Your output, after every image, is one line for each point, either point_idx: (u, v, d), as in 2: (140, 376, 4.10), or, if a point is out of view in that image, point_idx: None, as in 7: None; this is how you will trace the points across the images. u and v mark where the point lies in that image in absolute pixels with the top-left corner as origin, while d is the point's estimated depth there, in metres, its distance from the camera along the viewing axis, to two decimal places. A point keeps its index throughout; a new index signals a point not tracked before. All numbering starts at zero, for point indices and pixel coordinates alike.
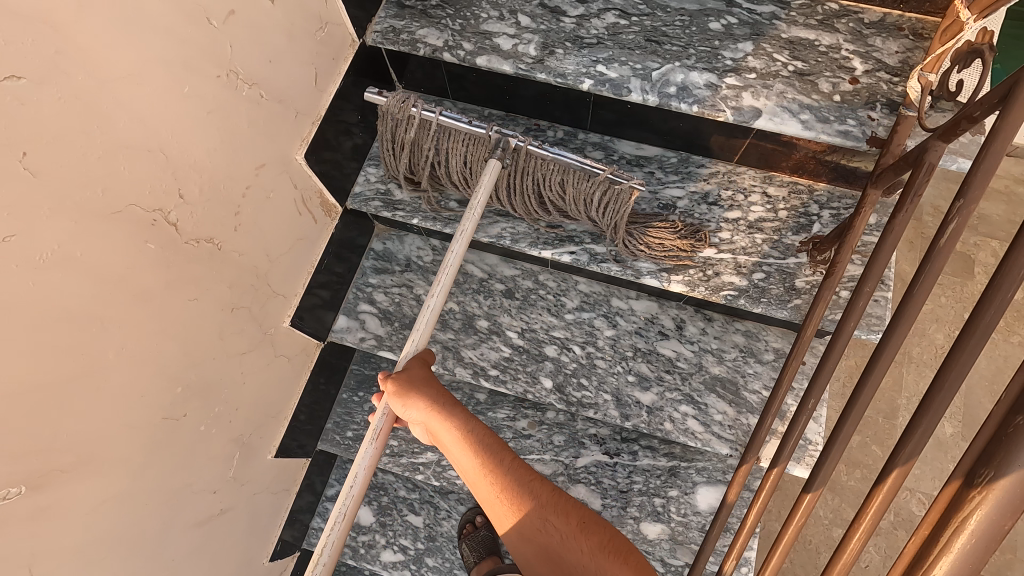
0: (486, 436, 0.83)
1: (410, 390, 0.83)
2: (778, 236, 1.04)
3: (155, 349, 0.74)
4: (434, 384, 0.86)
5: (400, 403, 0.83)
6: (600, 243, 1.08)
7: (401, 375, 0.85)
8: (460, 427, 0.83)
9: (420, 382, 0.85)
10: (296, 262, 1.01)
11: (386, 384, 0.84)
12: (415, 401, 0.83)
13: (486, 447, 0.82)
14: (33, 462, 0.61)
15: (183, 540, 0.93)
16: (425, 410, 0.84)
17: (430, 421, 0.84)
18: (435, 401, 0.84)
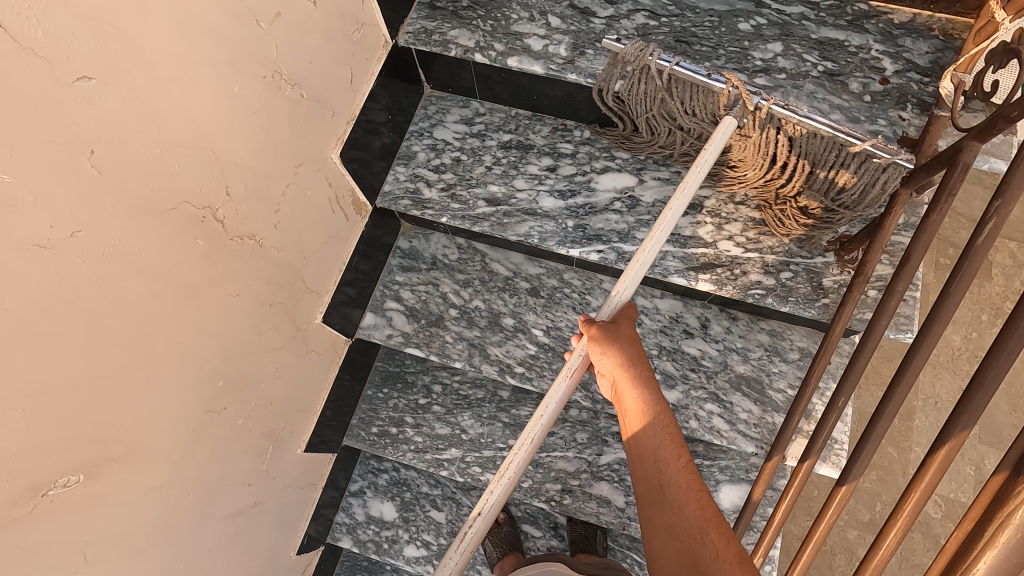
0: (661, 406, 0.79)
1: (613, 341, 0.80)
2: (805, 235, 1.05)
3: (200, 344, 0.76)
4: (637, 347, 0.81)
5: (597, 350, 0.80)
6: (628, 242, 1.07)
7: (607, 326, 0.82)
8: (644, 397, 0.79)
9: (625, 339, 0.81)
10: (327, 259, 1.03)
11: (589, 325, 0.83)
12: (612, 353, 0.79)
13: (665, 428, 0.77)
14: (89, 451, 0.63)
15: (219, 531, 0.95)
16: (615, 366, 0.80)
17: (616, 376, 0.80)
18: (636, 361, 0.80)
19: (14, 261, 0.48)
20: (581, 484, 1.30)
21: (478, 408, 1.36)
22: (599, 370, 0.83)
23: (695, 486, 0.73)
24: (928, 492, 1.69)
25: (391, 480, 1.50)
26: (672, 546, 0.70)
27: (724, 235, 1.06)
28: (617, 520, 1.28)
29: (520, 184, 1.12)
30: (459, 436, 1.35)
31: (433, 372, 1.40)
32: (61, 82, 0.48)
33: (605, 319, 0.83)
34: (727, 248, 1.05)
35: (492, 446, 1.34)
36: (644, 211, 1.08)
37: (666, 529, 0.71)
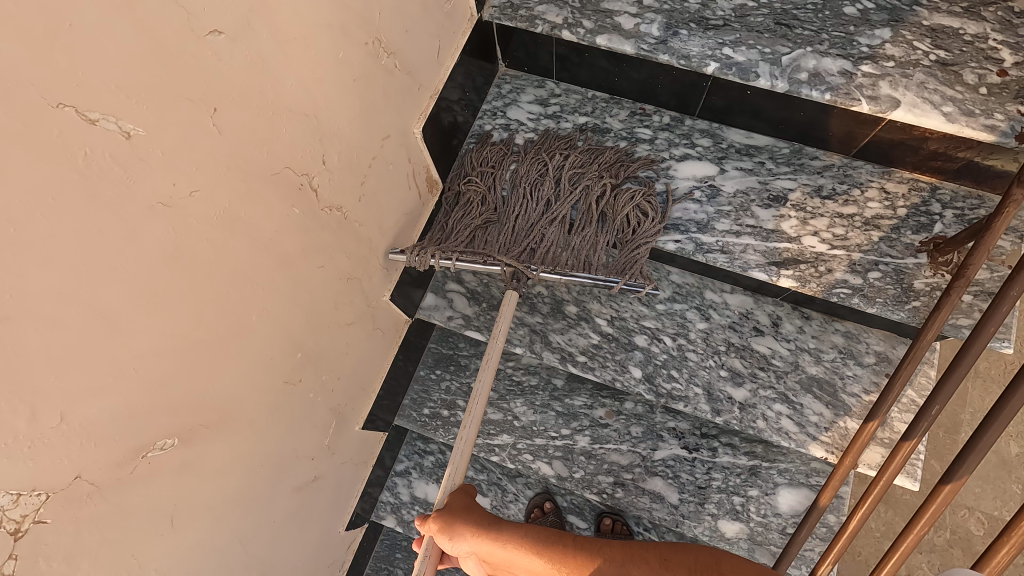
0: (530, 534, 0.79)
1: (450, 525, 0.80)
2: (895, 234, 1.00)
3: (286, 314, 0.75)
4: (469, 512, 0.82)
5: (447, 540, 0.80)
6: (707, 232, 1.03)
7: (442, 514, 0.83)
8: (505, 537, 0.79)
9: (461, 511, 0.83)
10: (400, 236, 1.01)
11: (428, 525, 0.82)
12: (460, 533, 0.80)
13: (536, 548, 0.77)
14: (186, 417, 0.62)
15: (284, 503, 0.95)
16: (469, 539, 0.80)
17: (476, 549, 0.80)
18: (476, 519, 0.82)
19: (142, 218, 0.47)
20: (634, 478, 1.27)
21: (531, 395, 1.35)
22: (459, 553, 0.83)
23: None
24: (971, 508, 1.61)
25: (436, 462, 1.50)
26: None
27: (808, 230, 1.02)
28: (670, 518, 1.25)
29: None
30: (511, 422, 1.33)
31: (487, 356, 1.38)
32: (196, 35, 0.47)
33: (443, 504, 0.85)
34: (811, 244, 1.01)
35: (544, 434, 1.32)
36: (724, 201, 1.05)
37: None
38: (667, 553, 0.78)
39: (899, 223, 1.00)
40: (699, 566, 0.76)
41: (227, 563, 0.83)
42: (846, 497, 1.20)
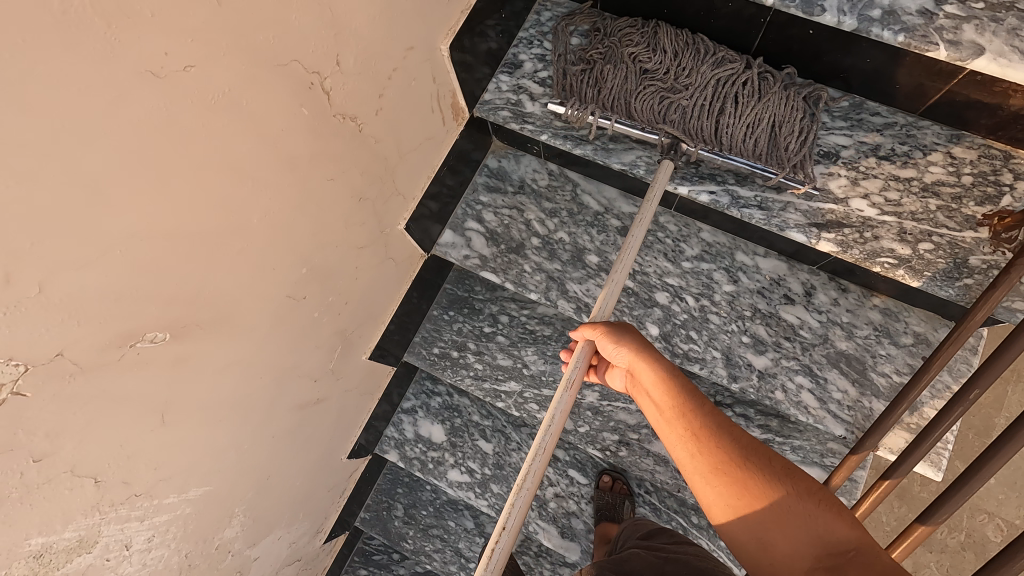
0: (683, 379, 0.74)
1: (617, 330, 0.79)
2: (955, 203, 0.91)
3: (291, 224, 0.72)
4: (640, 331, 0.79)
5: (610, 341, 0.79)
6: (745, 186, 0.96)
7: (615, 320, 0.81)
8: (660, 366, 0.75)
9: (632, 327, 0.80)
10: (419, 163, 0.97)
11: (591, 327, 0.81)
12: (625, 340, 0.78)
13: (691, 392, 0.72)
14: (178, 312, 0.60)
15: (283, 420, 0.95)
16: (630, 351, 0.77)
17: (633, 362, 0.77)
18: (643, 339, 0.78)
19: (127, 84, 0.44)
20: (640, 439, 1.24)
21: (543, 345, 1.31)
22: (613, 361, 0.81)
23: (733, 431, 0.69)
24: (991, 513, 1.54)
25: (443, 404, 1.49)
26: (755, 531, 0.64)
27: (858, 192, 0.93)
28: (673, 481, 1.23)
29: None
30: (520, 369, 1.30)
31: (502, 302, 1.36)
32: None
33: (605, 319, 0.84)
34: (859, 207, 0.93)
35: (552, 385, 1.28)
36: None
37: (736, 503, 0.65)
38: (806, 478, 0.66)
39: (961, 192, 0.91)
40: (836, 508, 0.63)
41: (221, 469, 0.84)
42: (859, 481, 1.15)
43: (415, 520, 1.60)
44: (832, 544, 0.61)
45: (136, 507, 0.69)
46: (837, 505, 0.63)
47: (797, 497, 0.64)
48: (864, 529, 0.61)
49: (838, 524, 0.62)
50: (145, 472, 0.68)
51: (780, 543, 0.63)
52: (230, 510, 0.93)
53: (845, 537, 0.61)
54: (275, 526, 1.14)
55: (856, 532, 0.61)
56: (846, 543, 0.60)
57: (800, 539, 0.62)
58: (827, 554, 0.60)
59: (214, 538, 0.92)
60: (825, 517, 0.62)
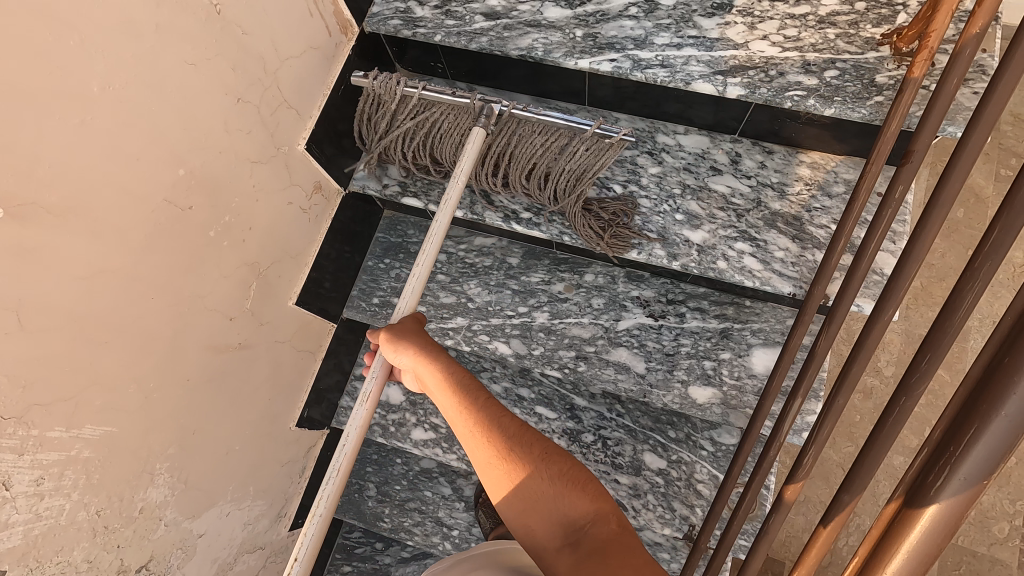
0: (462, 376, 0.82)
1: (400, 338, 0.84)
2: (854, 29, 0.90)
3: (150, 108, 0.68)
4: (422, 336, 0.86)
5: (391, 349, 0.85)
6: (645, 48, 0.94)
7: (396, 327, 0.87)
8: (442, 367, 0.83)
9: (411, 332, 0.87)
10: (307, 73, 0.93)
11: (377, 334, 0.87)
12: (403, 348, 0.84)
13: (467, 388, 0.81)
14: (10, 183, 0.55)
15: (200, 362, 0.89)
16: (411, 356, 0.84)
17: (416, 365, 0.84)
18: (426, 347, 0.85)
19: None
20: (597, 351, 1.19)
21: (485, 276, 1.26)
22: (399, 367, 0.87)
23: (514, 417, 0.78)
24: None
25: None
26: (519, 499, 0.73)
27: (757, 36, 0.92)
28: (636, 387, 1.17)
29: None
30: (465, 304, 1.25)
31: (438, 241, 1.30)
32: None
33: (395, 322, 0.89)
34: (761, 49, 0.91)
35: (500, 314, 1.23)
36: (663, 15, 0.95)
37: (522, 501, 0.72)
38: (561, 458, 0.75)
39: (858, 19, 0.90)
40: (578, 484, 0.72)
41: (123, 408, 0.76)
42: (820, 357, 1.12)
43: (389, 497, 1.51)
44: (572, 523, 0.69)
45: (8, 436, 0.62)
46: (582, 488, 0.71)
47: (551, 485, 0.72)
48: (603, 501, 0.70)
49: (579, 503, 0.70)
50: (10, 391, 0.61)
51: (536, 518, 0.71)
52: (149, 466, 0.85)
53: (582, 510, 0.70)
54: (221, 499, 1.05)
55: (596, 505, 0.70)
56: (581, 522, 0.69)
57: (552, 519, 0.70)
58: (569, 534, 0.68)
59: (135, 500, 0.83)
60: (569, 500, 0.70)
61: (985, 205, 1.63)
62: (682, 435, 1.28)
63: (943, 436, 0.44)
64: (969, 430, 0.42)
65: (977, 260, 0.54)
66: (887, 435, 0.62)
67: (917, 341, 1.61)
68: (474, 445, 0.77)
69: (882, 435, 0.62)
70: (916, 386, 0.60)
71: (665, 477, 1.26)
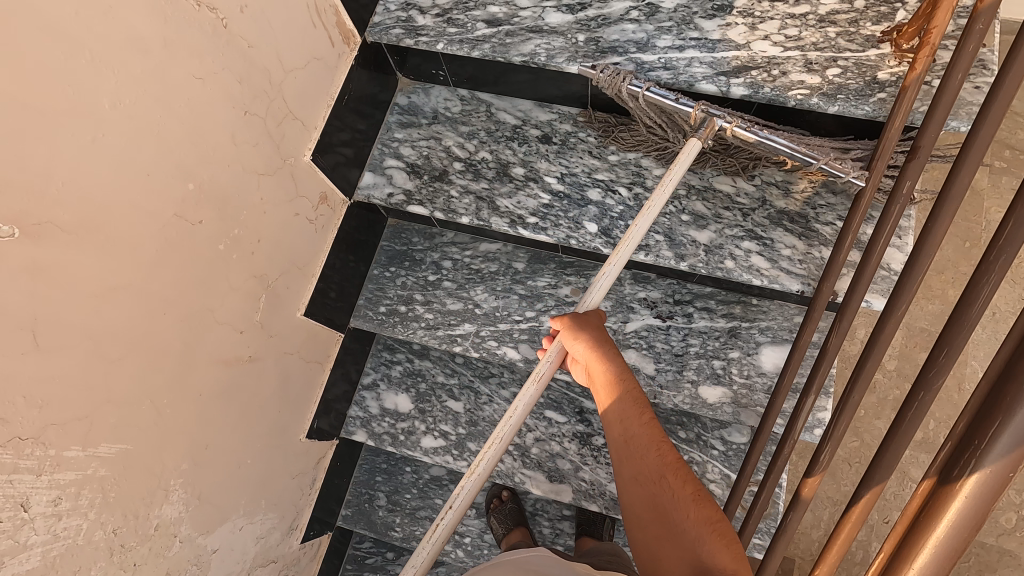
0: (630, 383, 0.84)
1: (581, 327, 0.85)
2: (854, 27, 0.90)
3: (159, 124, 0.68)
4: (600, 330, 0.86)
5: (570, 337, 0.85)
6: (647, 51, 0.94)
7: (579, 315, 0.87)
8: (614, 369, 0.83)
9: (595, 326, 0.86)
10: (312, 85, 0.93)
11: (557, 319, 0.87)
12: (583, 337, 0.84)
13: (632, 398, 0.83)
14: (24, 203, 0.55)
15: (211, 376, 0.88)
16: (586, 348, 0.84)
17: (590, 358, 0.85)
18: (603, 341, 0.85)
19: None
20: None
21: (492, 282, 1.26)
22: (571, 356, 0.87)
23: (659, 439, 0.79)
24: None
25: (405, 371, 1.41)
26: (653, 520, 0.76)
27: (758, 36, 0.92)
28: (648, 389, 1.17)
29: (522, 3, 1.00)
30: (473, 310, 1.25)
31: (443, 248, 1.30)
32: None
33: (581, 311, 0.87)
34: (762, 49, 0.92)
35: (508, 319, 1.23)
36: (664, 18, 0.95)
37: (639, 487, 0.78)
38: (709, 504, 0.74)
39: (859, 16, 0.90)
40: (726, 535, 0.71)
41: (138, 425, 0.76)
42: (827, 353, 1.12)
43: (400, 506, 1.51)
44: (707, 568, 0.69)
45: (25, 456, 0.61)
46: (726, 541, 0.70)
47: (697, 528, 0.72)
48: (743, 562, 0.69)
49: (721, 553, 0.69)
50: (27, 412, 0.60)
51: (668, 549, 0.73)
52: (164, 482, 0.84)
53: (722, 562, 0.69)
54: (234, 513, 1.05)
55: (735, 564, 0.69)
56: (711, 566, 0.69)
57: (684, 554, 0.71)
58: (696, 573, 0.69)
59: (150, 517, 0.83)
60: (709, 546, 0.70)
61: (982, 198, 1.64)
62: (693, 435, 1.28)
63: (967, 432, 0.45)
64: (993, 423, 0.43)
65: (992, 254, 0.55)
66: (905, 430, 0.62)
67: (919, 335, 1.62)
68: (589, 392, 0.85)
69: (901, 430, 0.62)
70: (934, 380, 0.60)
71: None
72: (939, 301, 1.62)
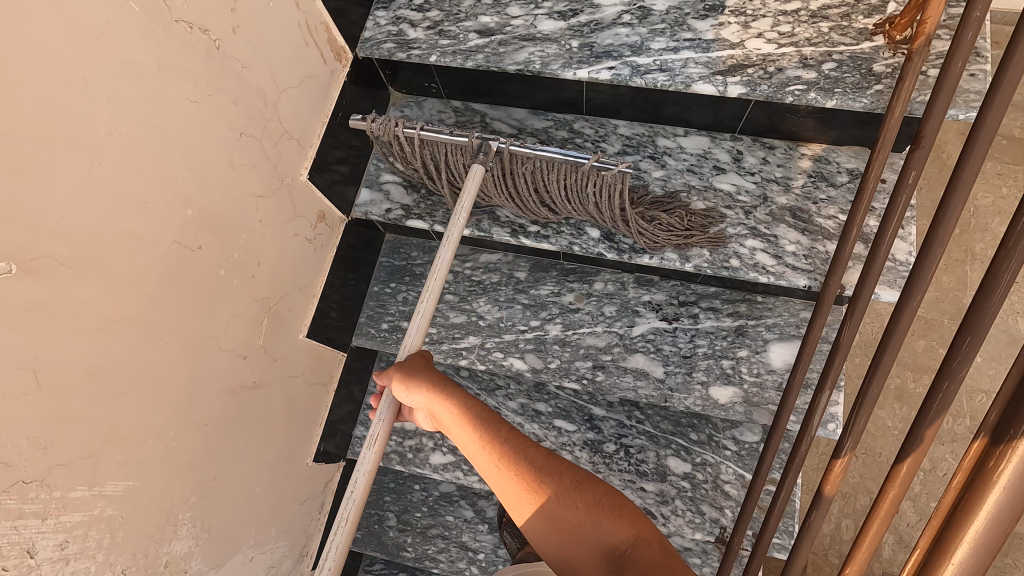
0: (475, 410, 0.85)
1: (410, 377, 0.86)
2: (846, 21, 0.91)
3: (156, 150, 0.66)
4: (432, 371, 0.88)
5: (402, 388, 0.86)
6: (642, 54, 0.94)
7: (404, 363, 0.89)
8: (456, 404, 0.85)
9: (421, 368, 0.88)
10: (306, 103, 0.92)
11: (387, 374, 0.88)
12: (415, 386, 0.86)
13: (485, 424, 0.83)
14: (22, 237, 0.53)
15: (217, 405, 0.86)
16: (425, 393, 0.85)
17: (431, 403, 0.86)
18: (439, 381, 0.86)
19: None
20: (614, 359, 1.18)
21: (494, 292, 1.25)
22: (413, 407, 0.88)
23: (524, 445, 0.81)
24: (989, 392, 1.56)
25: None
26: (557, 538, 0.73)
27: (752, 34, 0.93)
28: (657, 393, 1.16)
29: (514, 12, 1.00)
30: (477, 322, 1.23)
31: (443, 261, 1.29)
32: None
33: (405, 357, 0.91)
34: (756, 46, 0.92)
35: (513, 329, 1.22)
36: (657, 21, 0.96)
37: (540, 518, 0.75)
38: (587, 483, 0.76)
39: (850, 11, 0.91)
40: (614, 507, 0.74)
41: (144, 460, 0.74)
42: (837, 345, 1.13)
43: (411, 525, 1.48)
44: (612, 548, 0.70)
45: (30, 501, 0.59)
46: (616, 512, 0.73)
47: (586, 514, 0.73)
48: (638, 524, 0.72)
49: (617, 527, 0.72)
50: (31, 454, 0.58)
51: (576, 553, 0.72)
52: (172, 517, 0.81)
53: (621, 535, 0.71)
54: (244, 544, 1.02)
55: (634, 529, 0.71)
56: (621, 545, 0.70)
57: (592, 548, 0.71)
58: (610, 558, 0.69)
59: (159, 554, 0.80)
60: (606, 525, 0.72)
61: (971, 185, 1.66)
62: (705, 437, 1.27)
63: (1002, 421, 0.44)
64: None
65: (1011, 241, 0.55)
66: (931, 422, 0.61)
67: (919, 323, 1.63)
68: (500, 481, 0.79)
69: (925, 421, 0.61)
70: (958, 370, 0.59)
71: (691, 482, 1.25)
72: (936, 289, 1.63)
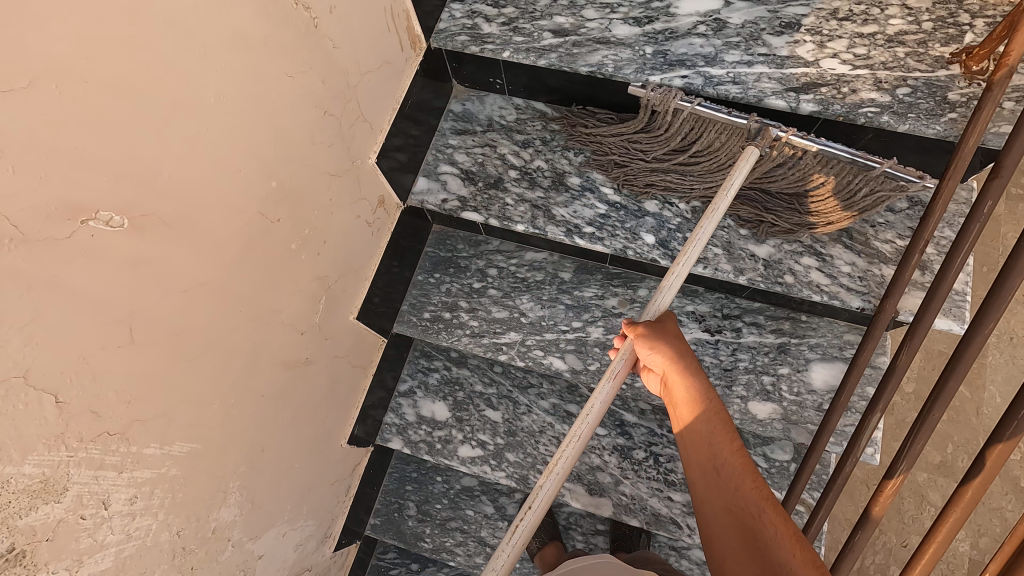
0: (709, 394, 0.81)
1: (660, 338, 0.82)
2: (922, 48, 0.91)
3: (252, 121, 0.67)
4: (679, 338, 0.84)
5: (646, 346, 0.83)
6: (716, 65, 0.95)
7: (654, 323, 0.85)
8: (695, 383, 0.81)
9: (672, 335, 0.84)
10: (380, 88, 0.93)
11: (632, 326, 0.85)
12: (660, 348, 0.82)
13: (710, 408, 0.81)
14: (132, 192, 0.54)
15: (273, 377, 0.87)
16: (664, 360, 0.82)
17: (668, 370, 0.83)
18: (682, 352, 0.83)
19: None
20: None
21: (538, 291, 1.25)
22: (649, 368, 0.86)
23: (738, 449, 0.78)
24: None
25: (442, 379, 1.40)
26: (737, 532, 0.74)
27: (827, 53, 0.93)
28: None
29: (590, 14, 1.01)
30: (518, 319, 1.24)
31: (488, 256, 1.30)
32: None
33: (651, 318, 0.86)
34: (831, 66, 0.93)
35: (554, 329, 1.22)
36: (732, 33, 0.96)
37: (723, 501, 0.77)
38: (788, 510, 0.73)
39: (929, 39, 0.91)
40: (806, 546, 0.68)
41: (207, 424, 0.75)
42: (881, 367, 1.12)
43: (430, 516, 1.49)
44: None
45: (110, 453, 0.60)
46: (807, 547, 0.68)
47: (771, 529, 0.71)
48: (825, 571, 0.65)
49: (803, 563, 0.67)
50: (116, 406, 0.59)
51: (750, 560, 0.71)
52: (223, 484, 0.82)
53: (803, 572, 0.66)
54: (278, 519, 1.03)
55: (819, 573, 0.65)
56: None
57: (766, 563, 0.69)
58: None
59: (209, 520, 0.81)
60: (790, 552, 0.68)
61: None
62: None
63: None
64: None
65: None
66: (1002, 447, 0.61)
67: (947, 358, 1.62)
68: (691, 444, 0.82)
69: (995, 441, 0.62)
70: None
71: None
72: None
